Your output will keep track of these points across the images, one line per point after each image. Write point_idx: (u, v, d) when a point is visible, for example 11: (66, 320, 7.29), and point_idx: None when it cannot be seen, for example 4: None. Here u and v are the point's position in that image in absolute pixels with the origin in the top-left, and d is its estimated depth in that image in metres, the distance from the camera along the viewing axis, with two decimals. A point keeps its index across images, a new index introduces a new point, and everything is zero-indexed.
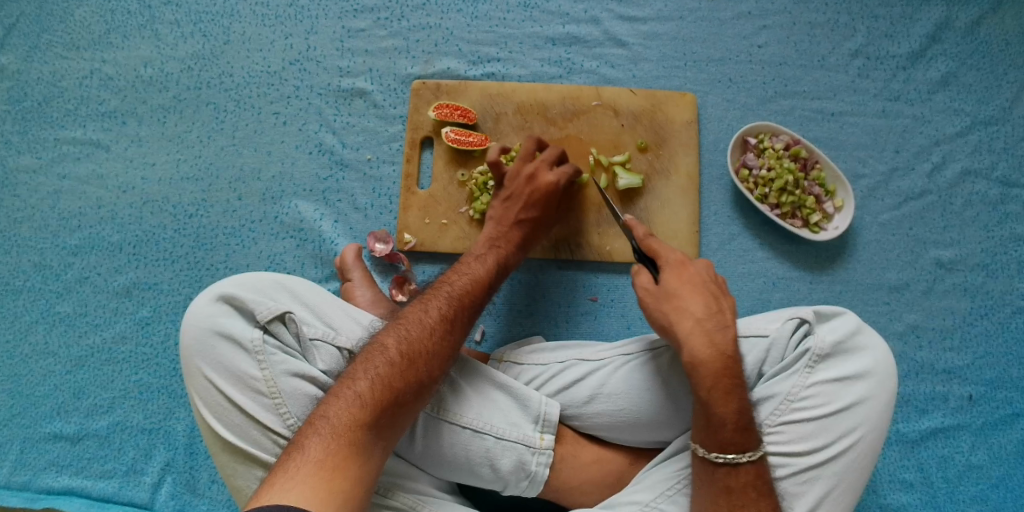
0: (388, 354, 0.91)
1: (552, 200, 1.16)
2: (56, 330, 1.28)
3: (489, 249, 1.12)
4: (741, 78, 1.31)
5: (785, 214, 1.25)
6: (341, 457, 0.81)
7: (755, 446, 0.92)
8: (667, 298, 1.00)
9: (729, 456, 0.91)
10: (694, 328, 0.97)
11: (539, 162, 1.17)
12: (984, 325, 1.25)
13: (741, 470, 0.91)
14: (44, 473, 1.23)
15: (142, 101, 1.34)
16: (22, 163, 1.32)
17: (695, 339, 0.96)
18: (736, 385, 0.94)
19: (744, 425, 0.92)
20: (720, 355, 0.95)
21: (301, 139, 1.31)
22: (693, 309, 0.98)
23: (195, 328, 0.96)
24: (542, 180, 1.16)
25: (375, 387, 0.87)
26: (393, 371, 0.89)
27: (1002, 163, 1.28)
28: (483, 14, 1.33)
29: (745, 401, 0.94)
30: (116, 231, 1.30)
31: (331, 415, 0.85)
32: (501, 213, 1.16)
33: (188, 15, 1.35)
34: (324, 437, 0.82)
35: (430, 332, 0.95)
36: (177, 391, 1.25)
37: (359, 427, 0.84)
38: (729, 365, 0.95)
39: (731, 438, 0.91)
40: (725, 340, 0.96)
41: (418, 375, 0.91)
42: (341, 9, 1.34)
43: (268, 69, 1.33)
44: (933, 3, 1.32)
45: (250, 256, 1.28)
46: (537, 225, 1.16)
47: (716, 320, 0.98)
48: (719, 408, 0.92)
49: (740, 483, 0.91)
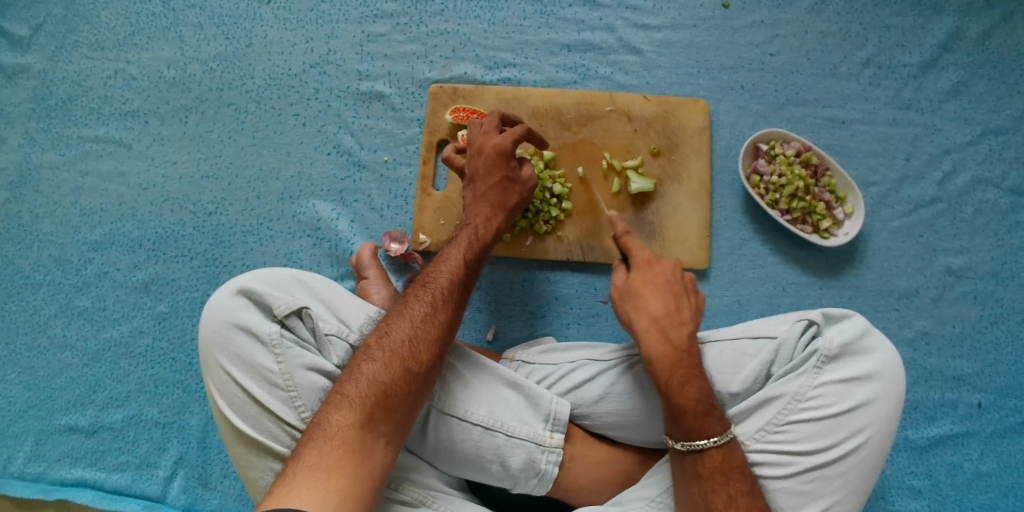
0: (371, 353, 0.93)
1: (506, 159, 1.12)
2: (75, 324, 1.30)
3: (461, 230, 1.10)
4: (754, 86, 1.33)
5: (795, 219, 1.27)
6: (336, 458, 0.83)
7: (719, 431, 0.93)
8: (630, 297, 1.04)
9: (693, 442, 0.93)
10: (649, 325, 1.00)
11: (492, 130, 1.15)
12: (993, 333, 1.26)
13: (707, 455, 0.93)
14: (59, 464, 1.25)
15: (165, 101, 1.37)
16: (46, 159, 1.35)
17: (648, 335, 0.99)
18: (692, 376, 0.96)
19: (704, 411, 0.93)
20: (674, 350, 0.97)
21: (319, 141, 1.34)
22: (652, 306, 1.01)
23: (214, 320, 0.98)
24: (490, 147, 1.13)
25: (363, 386, 0.89)
26: (377, 367, 0.91)
27: (1013, 172, 1.29)
28: (500, 21, 1.36)
29: (704, 389, 0.95)
30: (136, 228, 1.32)
31: (324, 420, 0.87)
32: (470, 196, 1.14)
33: (211, 18, 1.39)
34: (319, 442, 0.84)
35: (411, 324, 0.96)
36: (192, 385, 1.27)
37: (352, 428, 0.86)
38: (683, 358, 0.97)
39: (693, 425, 0.93)
40: (681, 337, 0.99)
41: (403, 365, 0.92)
42: (361, 14, 1.37)
43: (289, 71, 1.36)
44: (945, 13, 1.33)
45: (267, 254, 1.31)
46: (508, 192, 1.13)
47: (673, 317, 1.00)
48: (678, 398, 0.94)
49: (707, 469, 0.92)
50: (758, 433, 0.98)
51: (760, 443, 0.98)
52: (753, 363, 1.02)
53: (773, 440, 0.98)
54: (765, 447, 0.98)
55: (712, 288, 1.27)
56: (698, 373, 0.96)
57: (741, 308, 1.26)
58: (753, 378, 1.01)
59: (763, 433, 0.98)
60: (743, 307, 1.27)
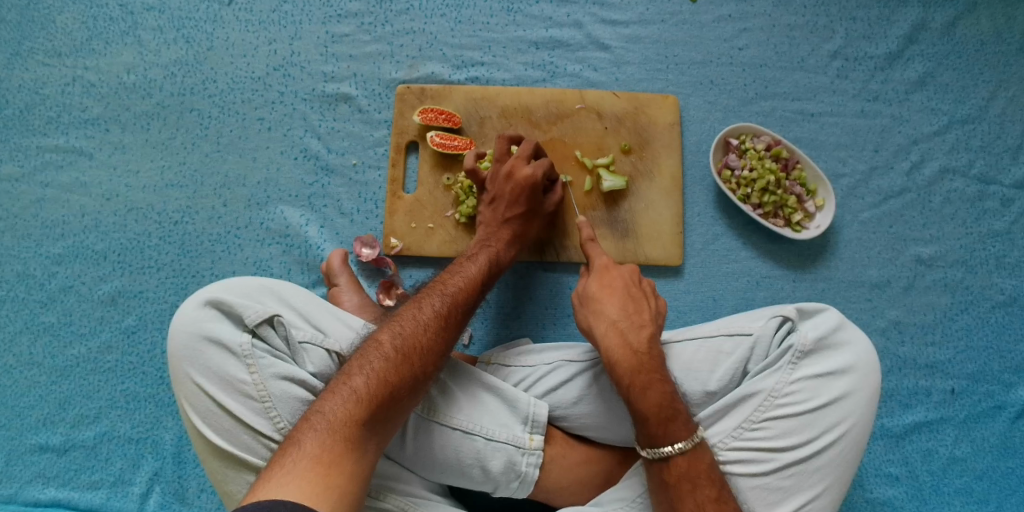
0: (383, 350, 0.91)
1: (533, 192, 1.15)
2: (41, 340, 1.27)
3: (482, 249, 1.12)
4: (723, 80, 1.32)
5: (767, 213, 1.27)
6: (336, 452, 0.81)
7: (684, 436, 0.92)
8: (589, 302, 1.06)
9: (658, 450, 0.92)
10: (607, 329, 1.02)
11: (519, 157, 1.17)
12: (964, 319, 1.27)
13: (673, 463, 0.92)
14: (31, 484, 1.22)
15: (126, 108, 1.33)
16: (4, 171, 1.31)
17: (608, 339, 1.00)
18: (654, 379, 0.96)
19: (668, 415, 0.93)
20: (633, 353, 0.98)
21: (286, 145, 1.31)
22: (609, 310, 1.04)
23: (183, 332, 0.95)
24: (520, 175, 1.15)
25: (371, 382, 0.87)
26: (388, 366, 0.89)
27: (980, 160, 1.30)
28: (466, 19, 1.34)
29: (667, 393, 0.95)
30: (101, 240, 1.29)
31: (326, 411, 0.85)
32: (489, 217, 1.17)
33: (171, 21, 1.35)
34: (321, 432, 0.82)
35: (424, 329, 0.95)
36: (165, 399, 1.25)
37: (355, 422, 0.84)
38: (644, 360, 0.98)
39: (657, 431, 0.92)
40: (639, 339, 1.00)
41: (412, 371, 0.91)
42: (325, 15, 1.34)
43: (252, 75, 1.34)
44: (910, 4, 1.34)
45: (236, 263, 1.28)
46: (527, 224, 1.17)
47: (632, 320, 1.02)
48: (642, 404, 0.94)
49: (673, 477, 0.92)
50: (735, 432, 0.98)
51: (738, 441, 0.98)
52: (729, 360, 1.02)
53: (750, 437, 0.98)
54: (743, 445, 0.98)
55: (688, 284, 1.27)
56: (659, 376, 0.96)
57: (716, 303, 1.27)
58: (729, 376, 1.01)
59: (741, 431, 0.98)
60: (718, 302, 1.27)
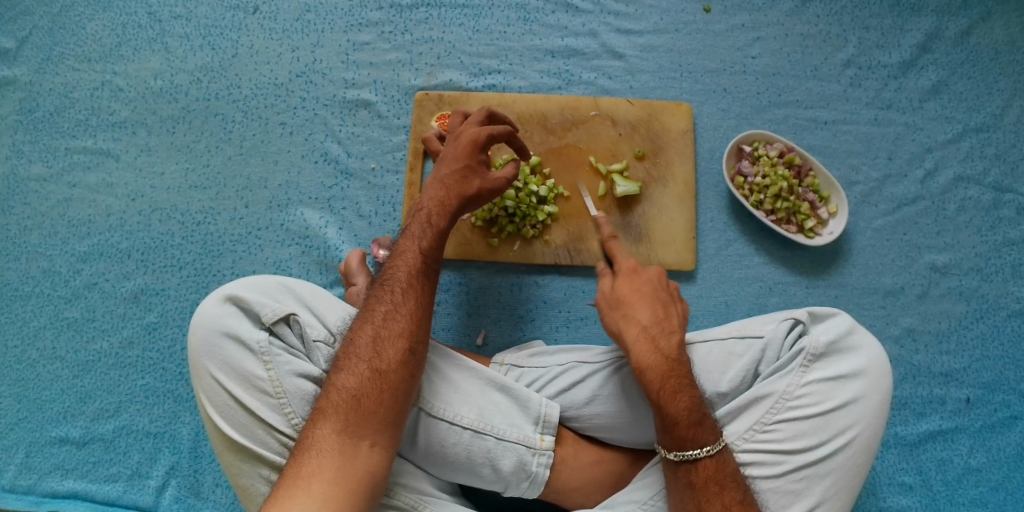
0: (340, 362, 0.94)
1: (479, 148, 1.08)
2: (64, 335, 1.30)
3: (415, 219, 1.06)
4: (736, 88, 1.34)
5: (780, 219, 1.28)
6: (313, 464, 0.84)
7: (712, 441, 0.93)
8: (617, 305, 1.05)
9: (685, 453, 0.93)
10: (639, 334, 1.00)
11: (469, 123, 1.12)
12: (980, 328, 1.27)
13: (701, 465, 0.93)
14: (50, 476, 1.24)
15: (152, 112, 1.37)
16: (34, 172, 1.35)
17: (639, 345, 0.99)
18: (684, 385, 0.96)
19: (697, 421, 0.94)
20: (665, 359, 0.97)
21: (307, 148, 1.35)
22: (640, 315, 1.02)
23: (203, 328, 0.97)
24: (464, 136, 1.09)
25: (335, 394, 0.90)
26: (346, 374, 0.92)
27: (994, 169, 1.31)
28: (484, 28, 1.37)
29: (695, 398, 0.95)
30: (125, 238, 1.33)
31: (304, 433, 0.89)
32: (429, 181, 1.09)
33: (197, 28, 1.39)
34: (298, 452, 0.86)
35: (374, 325, 0.96)
36: (183, 395, 1.27)
37: (327, 434, 0.87)
38: (675, 367, 0.97)
39: (685, 436, 0.93)
40: (671, 345, 0.99)
41: (370, 369, 0.92)
42: (347, 23, 1.38)
43: (275, 81, 1.37)
44: (923, 15, 1.35)
45: (255, 262, 1.31)
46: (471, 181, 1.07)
47: (662, 326, 1.01)
48: (670, 409, 0.94)
49: (700, 479, 0.92)
50: (746, 434, 0.98)
51: (748, 443, 0.98)
52: (740, 363, 1.02)
53: (761, 439, 0.98)
54: (754, 447, 0.98)
55: (700, 289, 1.28)
56: (688, 382, 0.96)
57: (727, 308, 1.27)
58: (740, 378, 1.02)
59: (752, 433, 0.98)
60: (730, 307, 1.27)
